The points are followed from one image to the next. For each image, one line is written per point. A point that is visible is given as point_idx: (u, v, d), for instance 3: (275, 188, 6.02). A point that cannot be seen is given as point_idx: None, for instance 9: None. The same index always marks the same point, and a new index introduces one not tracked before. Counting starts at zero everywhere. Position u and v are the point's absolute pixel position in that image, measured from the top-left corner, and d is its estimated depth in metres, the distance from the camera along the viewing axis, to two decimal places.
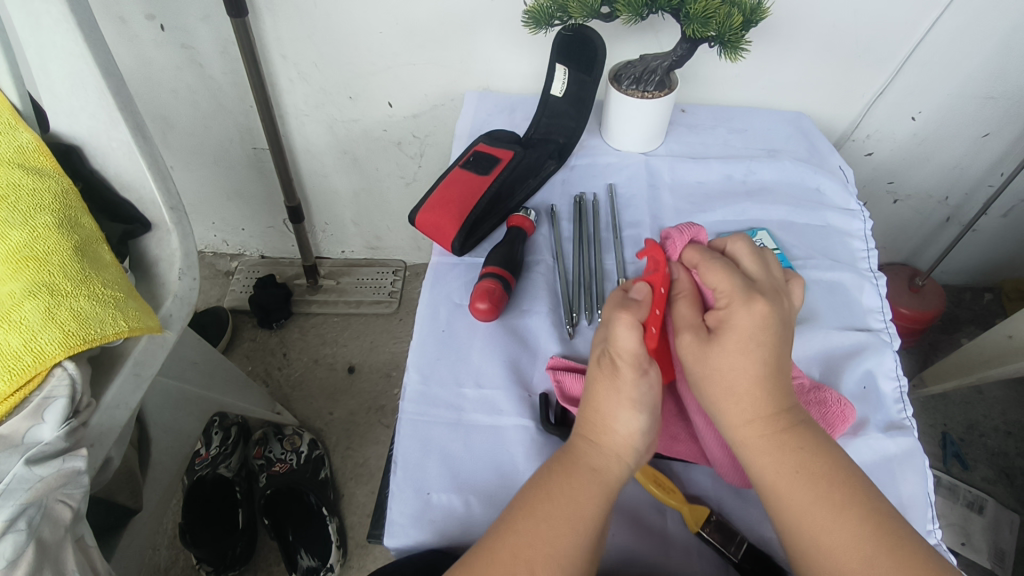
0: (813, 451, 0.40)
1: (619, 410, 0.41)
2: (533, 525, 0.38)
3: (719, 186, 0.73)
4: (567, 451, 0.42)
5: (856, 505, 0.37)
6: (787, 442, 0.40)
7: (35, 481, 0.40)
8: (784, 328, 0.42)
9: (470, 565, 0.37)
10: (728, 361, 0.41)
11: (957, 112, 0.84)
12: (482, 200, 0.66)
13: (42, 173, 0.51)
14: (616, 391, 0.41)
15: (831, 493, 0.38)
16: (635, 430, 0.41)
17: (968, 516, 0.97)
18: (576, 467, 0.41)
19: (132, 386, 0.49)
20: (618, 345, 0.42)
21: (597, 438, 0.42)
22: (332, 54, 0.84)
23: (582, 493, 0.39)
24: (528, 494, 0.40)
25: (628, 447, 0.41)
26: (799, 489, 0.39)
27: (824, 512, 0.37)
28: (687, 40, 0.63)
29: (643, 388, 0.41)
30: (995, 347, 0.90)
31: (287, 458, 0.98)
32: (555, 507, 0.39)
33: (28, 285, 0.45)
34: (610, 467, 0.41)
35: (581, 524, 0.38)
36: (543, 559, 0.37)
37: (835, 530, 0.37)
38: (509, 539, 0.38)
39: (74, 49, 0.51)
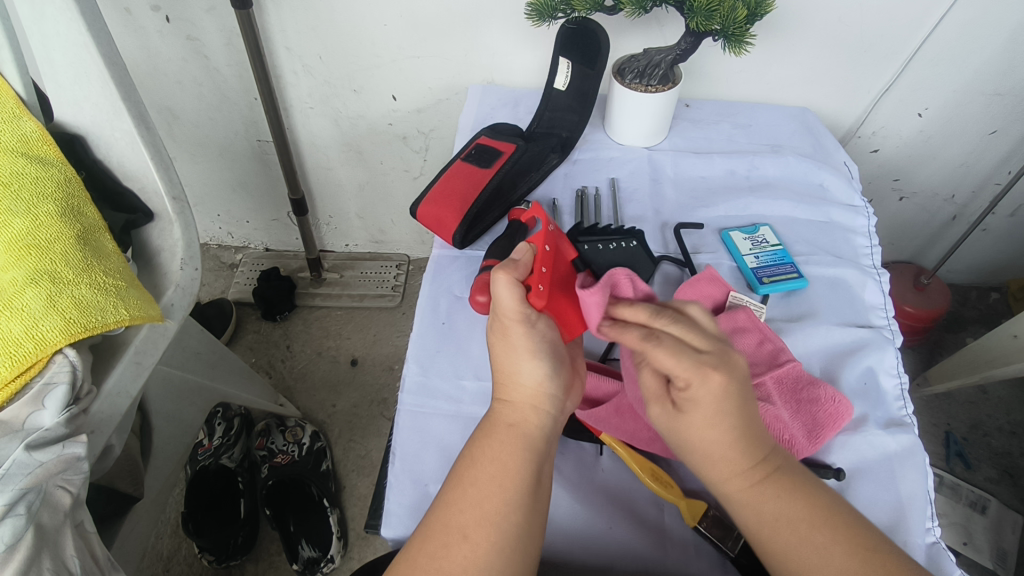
0: (793, 496, 0.40)
1: (522, 364, 0.43)
2: (461, 491, 0.39)
3: (722, 182, 0.73)
4: (486, 417, 0.44)
5: (840, 542, 0.38)
6: (767, 491, 0.40)
7: (34, 466, 0.41)
8: (743, 388, 0.40)
9: (411, 546, 0.38)
10: (695, 432, 0.40)
11: (965, 108, 0.83)
12: (484, 192, 0.66)
13: (45, 162, 0.51)
14: (512, 348, 0.43)
15: (814, 536, 0.38)
16: (542, 378, 0.42)
17: (970, 516, 0.97)
18: (494, 427, 0.42)
19: (133, 374, 0.50)
20: (502, 305, 0.44)
21: (511, 398, 0.43)
22: (336, 47, 0.84)
23: (504, 450, 0.41)
24: (455, 465, 0.41)
25: (539, 394, 0.42)
26: (783, 534, 0.39)
27: (811, 555, 0.37)
28: (691, 34, 0.63)
29: (537, 338, 0.43)
30: (999, 346, 0.90)
31: (290, 449, 0.99)
32: (479, 469, 0.40)
33: (29, 272, 0.45)
34: (526, 419, 0.42)
35: (507, 481, 0.39)
36: (476, 523, 0.38)
37: (824, 567, 0.37)
38: (443, 510, 0.39)
39: (77, 39, 0.51)
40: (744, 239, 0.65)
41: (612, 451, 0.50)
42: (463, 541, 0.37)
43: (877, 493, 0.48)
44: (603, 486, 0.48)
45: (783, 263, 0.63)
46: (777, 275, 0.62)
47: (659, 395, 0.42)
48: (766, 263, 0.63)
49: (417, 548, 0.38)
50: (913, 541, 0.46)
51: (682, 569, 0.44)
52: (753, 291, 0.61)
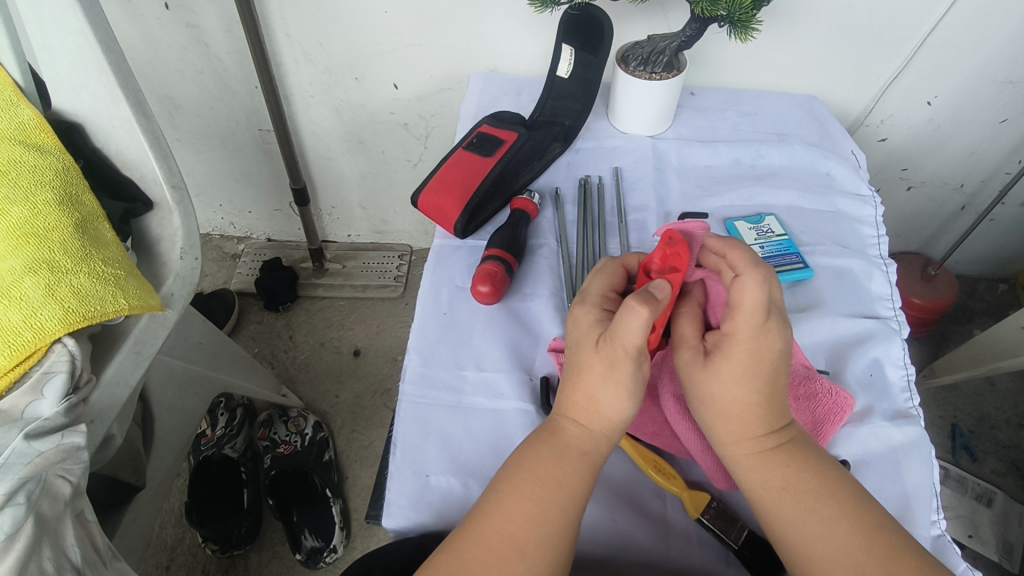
0: (803, 467, 0.40)
1: (609, 395, 0.41)
2: (523, 509, 0.39)
3: (728, 171, 0.72)
4: (551, 434, 0.43)
5: (845, 515, 0.37)
6: (775, 459, 0.40)
7: (33, 456, 0.40)
8: (787, 353, 0.41)
9: (460, 554, 0.37)
10: (722, 387, 0.40)
11: (976, 96, 0.81)
12: (485, 181, 0.65)
13: (42, 149, 0.51)
14: (608, 377, 0.41)
15: (819, 507, 0.38)
16: (624, 412, 0.42)
17: (976, 508, 0.96)
18: (563, 448, 0.41)
19: (133, 363, 0.49)
20: (625, 332, 0.39)
21: (586, 420, 0.42)
22: (336, 35, 0.83)
23: (569, 473, 0.40)
24: (513, 477, 0.40)
25: (613, 427, 0.42)
26: (786, 501, 0.39)
27: (813, 524, 0.38)
28: (696, 20, 0.61)
29: (637, 377, 0.41)
30: (1008, 337, 0.89)
31: (291, 440, 0.98)
32: (542, 488, 0.39)
33: (28, 261, 0.45)
34: (598, 447, 0.42)
35: (568, 503, 0.39)
36: (534, 541, 0.38)
37: (826, 536, 0.37)
38: (498, 522, 0.38)
39: (74, 25, 0.50)
40: (749, 229, 0.65)
41: (615, 442, 0.50)
42: (521, 559, 0.37)
43: (881, 485, 0.47)
44: (605, 478, 0.48)
45: (788, 253, 0.62)
46: (782, 265, 0.61)
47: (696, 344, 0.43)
48: (771, 253, 0.62)
49: (468, 557, 0.37)
50: (917, 533, 0.45)
51: (685, 561, 0.44)
52: None
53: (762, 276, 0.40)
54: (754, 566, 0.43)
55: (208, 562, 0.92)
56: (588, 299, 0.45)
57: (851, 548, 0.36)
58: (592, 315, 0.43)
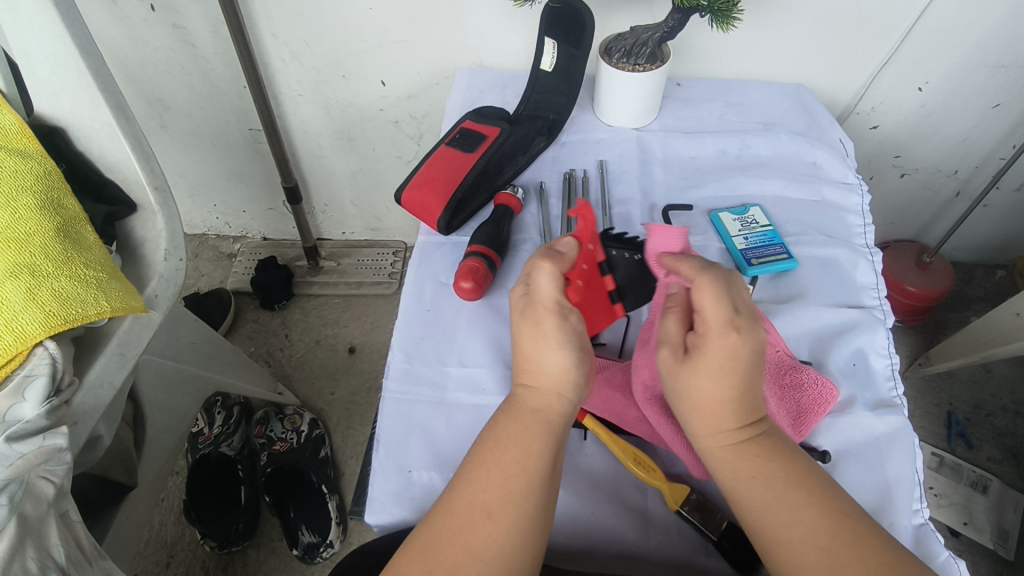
0: (774, 458, 0.39)
1: (546, 352, 0.42)
2: (487, 472, 0.39)
3: (713, 161, 0.72)
4: (507, 402, 0.43)
5: (814, 503, 0.37)
6: (747, 450, 0.40)
7: (14, 457, 0.42)
8: (759, 355, 0.40)
9: (430, 523, 0.38)
10: (698, 382, 0.40)
11: (967, 81, 0.80)
12: (468, 177, 0.65)
13: (23, 154, 0.51)
14: (539, 334, 0.43)
15: (788, 496, 0.38)
16: (567, 367, 0.42)
17: (971, 496, 0.96)
18: (519, 411, 0.42)
19: (116, 365, 0.50)
20: (538, 290, 0.44)
21: (534, 383, 0.43)
22: (323, 33, 0.83)
23: (529, 434, 0.41)
24: (477, 445, 0.41)
25: (563, 383, 0.42)
26: (756, 490, 0.39)
27: (782, 512, 0.37)
28: (677, 10, 0.61)
29: (567, 329, 0.43)
30: (1002, 325, 0.89)
31: (288, 437, 0.99)
32: (503, 451, 0.40)
33: (8, 265, 0.45)
34: (552, 406, 0.42)
35: (531, 463, 0.39)
36: (500, 502, 0.38)
37: (794, 524, 0.37)
38: (465, 489, 0.39)
39: (52, 30, 0.50)
40: (733, 220, 0.64)
41: (596, 436, 0.50)
42: (487, 520, 0.37)
43: (863, 475, 0.47)
44: (588, 471, 0.48)
45: (772, 244, 0.62)
46: (766, 256, 0.61)
47: (672, 343, 0.43)
48: (755, 244, 0.62)
49: (438, 524, 0.38)
50: (899, 523, 0.45)
51: (664, 554, 0.44)
52: (742, 272, 0.60)
53: (713, 277, 0.42)
54: (732, 557, 0.43)
55: (207, 559, 0.93)
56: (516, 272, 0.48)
57: (821, 533, 0.36)
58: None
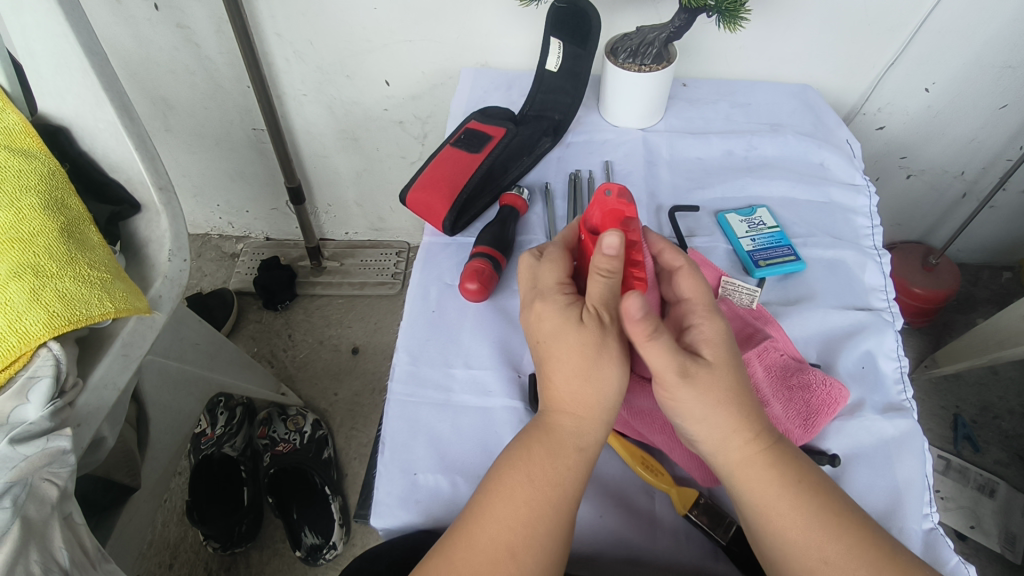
0: (798, 471, 0.40)
1: (601, 372, 0.41)
2: (515, 511, 0.39)
3: (720, 162, 0.71)
4: (542, 426, 0.42)
5: (845, 516, 0.38)
6: (773, 462, 0.40)
7: (18, 460, 0.41)
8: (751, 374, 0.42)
9: (448, 557, 0.38)
10: (721, 377, 0.40)
11: (974, 82, 0.80)
12: (474, 177, 0.65)
13: (28, 154, 0.51)
14: (599, 352, 0.40)
15: (823, 511, 0.38)
16: (617, 389, 0.41)
17: (978, 499, 0.95)
18: (557, 444, 0.41)
19: (120, 367, 0.49)
20: (604, 301, 0.41)
21: (577, 410, 0.41)
22: (327, 32, 0.83)
23: (562, 470, 0.40)
24: (505, 477, 0.40)
25: (607, 409, 0.41)
26: (790, 507, 0.39)
27: (822, 528, 0.38)
28: (684, 10, 0.60)
29: (623, 345, 0.41)
30: (1009, 327, 0.88)
31: (291, 438, 0.99)
32: (534, 488, 0.39)
33: (12, 266, 0.45)
34: (590, 437, 0.41)
35: (560, 501, 0.39)
36: (524, 543, 0.38)
37: (833, 539, 0.37)
38: (489, 526, 0.38)
39: (56, 29, 0.50)
40: (740, 222, 0.64)
41: (603, 440, 0.49)
42: (511, 560, 0.37)
43: (873, 479, 0.47)
44: (595, 475, 0.48)
45: (780, 246, 0.61)
46: (773, 258, 0.60)
47: (670, 374, 0.40)
48: (762, 246, 0.61)
49: (457, 560, 0.38)
50: (909, 528, 0.45)
51: (673, 559, 0.44)
52: (749, 274, 0.60)
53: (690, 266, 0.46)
54: (742, 561, 0.43)
55: (210, 560, 0.92)
56: (547, 287, 0.44)
57: (856, 546, 0.37)
58: (556, 301, 0.43)
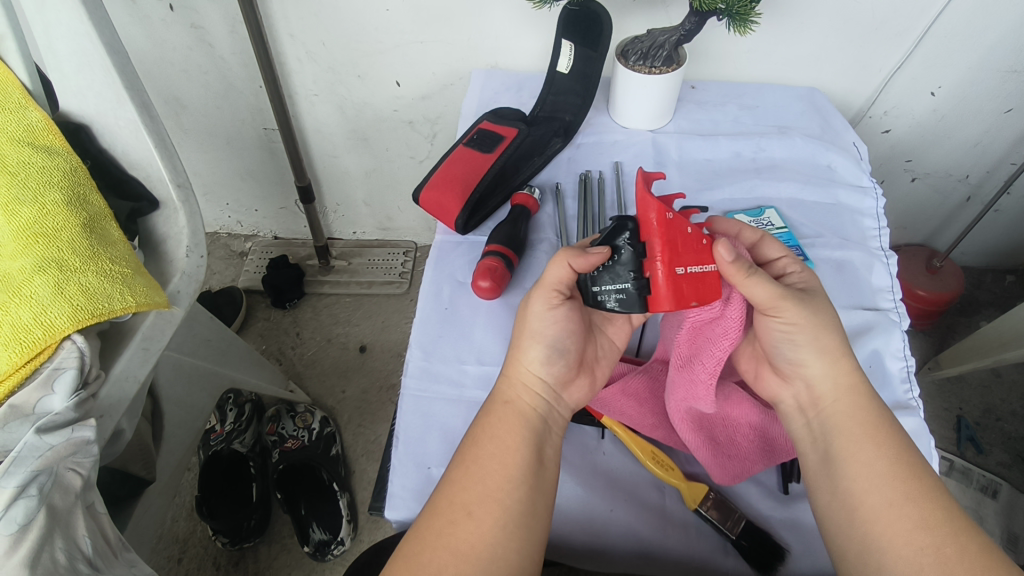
0: (890, 424, 0.43)
1: (526, 343, 0.46)
2: (465, 471, 0.41)
3: (728, 164, 0.72)
4: (485, 399, 0.46)
5: (924, 470, 0.41)
6: (864, 411, 0.43)
7: (45, 449, 0.42)
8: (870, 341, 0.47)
9: (419, 526, 0.39)
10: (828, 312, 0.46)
11: (979, 86, 0.81)
12: (486, 177, 0.66)
13: (51, 151, 0.52)
14: (523, 323, 0.47)
15: (906, 458, 0.41)
16: (540, 358, 0.46)
17: (981, 500, 0.96)
18: (493, 406, 0.45)
19: (140, 360, 0.50)
20: (545, 277, 0.47)
21: (509, 377, 0.46)
22: (339, 33, 0.84)
23: (503, 432, 0.43)
24: (460, 445, 0.43)
25: (533, 377, 0.46)
26: (876, 450, 0.42)
27: (903, 473, 0.40)
28: (695, 14, 0.61)
29: (548, 321, 0.46)
30: (1013, 329, 0.89)
31: (300, 434, 1.00)
32: (478, 447, 0.42)
33: (37, 260, 0.46)
34: (521, 397, 0.45)
35: (504, 458, 0.41)
36: (477, 499, 0.40)
37: (911, 485, 0.40)
38: (448, 489, 0.41)
39: (79, 28, 0.51)
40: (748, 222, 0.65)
41: (613, 435, 0.50)
42: (468, 518, 0.39)
43: None
44: (606, 469, 0.49)
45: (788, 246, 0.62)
46: None
47: (773, 303, 0.45)
48: None
49: (425, 524, 0.39)
50: None
51: (682, 552, 0.44)
52: None
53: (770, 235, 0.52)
54: (751, 557, 0.43)
55: (218, 555, 0.93)
56: (546, 281, 0.46)
57: (934, 496, 0.39)
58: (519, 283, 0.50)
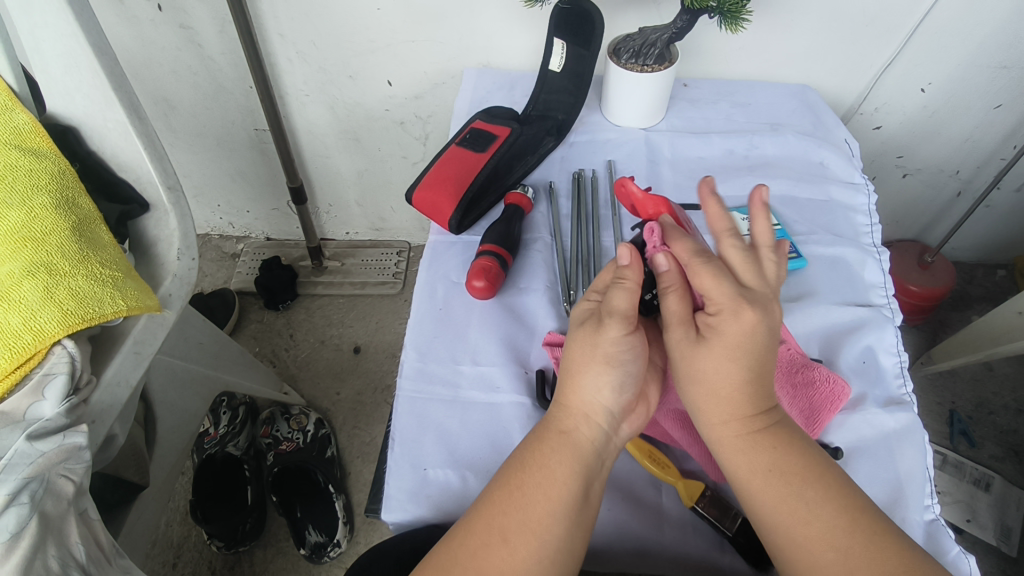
0: (789, 451, 0.40)
1: (591, 371, 0.42)
2: (508, 495, 0.39)
3: (721, 161, 0.72)
4: (541, 422, 0.44)
5: (829, 500, 0.38)
6: (761, 442, 0.40)
7: (36, 456, 0.41)
8: (774, 336, 0.41)
9: (451, 540, 0.39)
10: (715, 365, 0.41)
11: (969, 82, 0.81)
12: (479, 176, 0.66)
13: (38, 154, 0.51)
14: (590, 350, 0.43)
15: (805, 491, 0.38)
16: (605, 390, 0.42)
17: (974, 493, 0.97)
18: (546, 432, 0.42)
19: (132, 364, 0.50)
20: (611, 305, 0.43)
21: (568, 404, 0.43)
22: (329, 32, 0.84)
23: (555, 461, 0.40)
24: (506, 466, 0.41)
25: (596, 409, 0.42)
26: (770, 485, 0.39)
27: (801, 510, 0.38)
28: (686, 11, 0.61)
29: (622, 348, 0.42)
30: (1004, 323, 0.89)
31: (294, 436, 0.99)
32: (526, 475, 0.40)
33: (26, 264, 0.46)
34: (578, 428, 0.42)
35: (552, 490, 0.39)
36: (517, 527, 0.38)
37: (813, 522, 0.37)
38: (484, 511, 0.39)
39: (66, 30, 0.51)
40: (742, 220, 0.65)
41: None
42: (503, 544, 0.38)
43: (875, 471, 0.48)
44: None
45: None
46: None
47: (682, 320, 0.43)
48: None
49: (457, 542, 0.38)
50: (911, 518, 0.46)
51: (679, 549, 0.44)
52: None
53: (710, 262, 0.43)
54: (747, 553, 0.43)
55: (213, 559, 0.93)
56: (615, 309, 0.43)
57: (835, 531, 0.37)
58: (586, 306, 0.46)
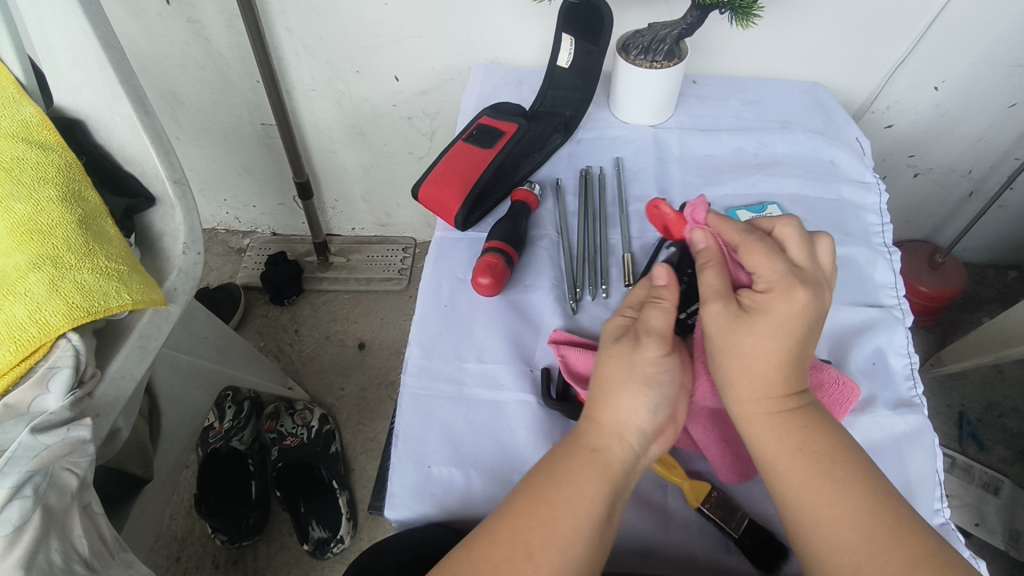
0: (819, 430, 0.40)
1: (626, 388, 0.41)
2: (534, 509, 0.38)
3: (730, 159, 0.71)
4: (570, 437, 0.43)
5: (857, 485, 0.38)
6: (793, 420, 0.40)
7: (40, 449, 0.41)
8: (819, 318, 0.41)
9: (471, 550, 0.37)
10: (756, 343, 0.40)
11: (982, 81, 0.80)
12: (486, 173, 0.65)
13: (45, 147, 0.51)
14: (629, 365, 0.42)
15: (832, 470, 0.38)
16: (641, 409, 0.41)
17: (982, 497, 0.96)
18: (577, 448, 0.41)
19: (137, 357, 0.50)
20: (648, 323, 0.44)
21: (600, 420, 0.42)
22: (337, 27, 0.83)
23: (586, 479, 0.39)
24: (532, 479, 0.40)
25: (629, 428, 0.41)
26: (798, 464, 0.39)
27: (826, 488, 0.38)
28: (696, 7, 0.60)
29: (660, 365, 0.42)
30: (1016, 325, 0.88)
31: (298, 432, 0.99)
32: (555, 490, 0.39)
33: (32, 257, 0.46)
34: (610, 448, 0.41)
35: (581, 508, 0.38)
36: (543, 543, 0.37)
37: (838, 501, 0.37)
38: (508, 523, 0.38)
39: (74, 22, 0.50)
40: (751, 218, 0.64)
41: None
42: (527, 560, 0.36)
43: (885, 474, 0.47)
44: None
45: None
46: None
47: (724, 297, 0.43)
48: None
49: (478, 553, 0.37)
50: (921, 522, 0.45)
51: (685, 551, 0.44)
52: None
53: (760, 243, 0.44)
54: (754, 556, 0.43)
55: (217, 553, 0.93)
56: (653, 329, 0.43)
57: (862, 516, 0.36)
58: (620, 320, 0.46)
